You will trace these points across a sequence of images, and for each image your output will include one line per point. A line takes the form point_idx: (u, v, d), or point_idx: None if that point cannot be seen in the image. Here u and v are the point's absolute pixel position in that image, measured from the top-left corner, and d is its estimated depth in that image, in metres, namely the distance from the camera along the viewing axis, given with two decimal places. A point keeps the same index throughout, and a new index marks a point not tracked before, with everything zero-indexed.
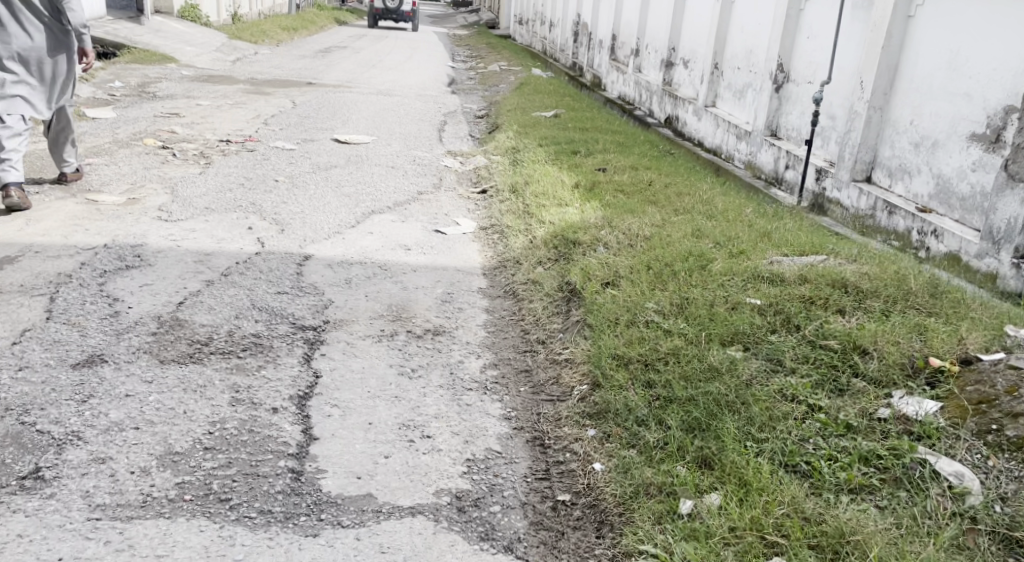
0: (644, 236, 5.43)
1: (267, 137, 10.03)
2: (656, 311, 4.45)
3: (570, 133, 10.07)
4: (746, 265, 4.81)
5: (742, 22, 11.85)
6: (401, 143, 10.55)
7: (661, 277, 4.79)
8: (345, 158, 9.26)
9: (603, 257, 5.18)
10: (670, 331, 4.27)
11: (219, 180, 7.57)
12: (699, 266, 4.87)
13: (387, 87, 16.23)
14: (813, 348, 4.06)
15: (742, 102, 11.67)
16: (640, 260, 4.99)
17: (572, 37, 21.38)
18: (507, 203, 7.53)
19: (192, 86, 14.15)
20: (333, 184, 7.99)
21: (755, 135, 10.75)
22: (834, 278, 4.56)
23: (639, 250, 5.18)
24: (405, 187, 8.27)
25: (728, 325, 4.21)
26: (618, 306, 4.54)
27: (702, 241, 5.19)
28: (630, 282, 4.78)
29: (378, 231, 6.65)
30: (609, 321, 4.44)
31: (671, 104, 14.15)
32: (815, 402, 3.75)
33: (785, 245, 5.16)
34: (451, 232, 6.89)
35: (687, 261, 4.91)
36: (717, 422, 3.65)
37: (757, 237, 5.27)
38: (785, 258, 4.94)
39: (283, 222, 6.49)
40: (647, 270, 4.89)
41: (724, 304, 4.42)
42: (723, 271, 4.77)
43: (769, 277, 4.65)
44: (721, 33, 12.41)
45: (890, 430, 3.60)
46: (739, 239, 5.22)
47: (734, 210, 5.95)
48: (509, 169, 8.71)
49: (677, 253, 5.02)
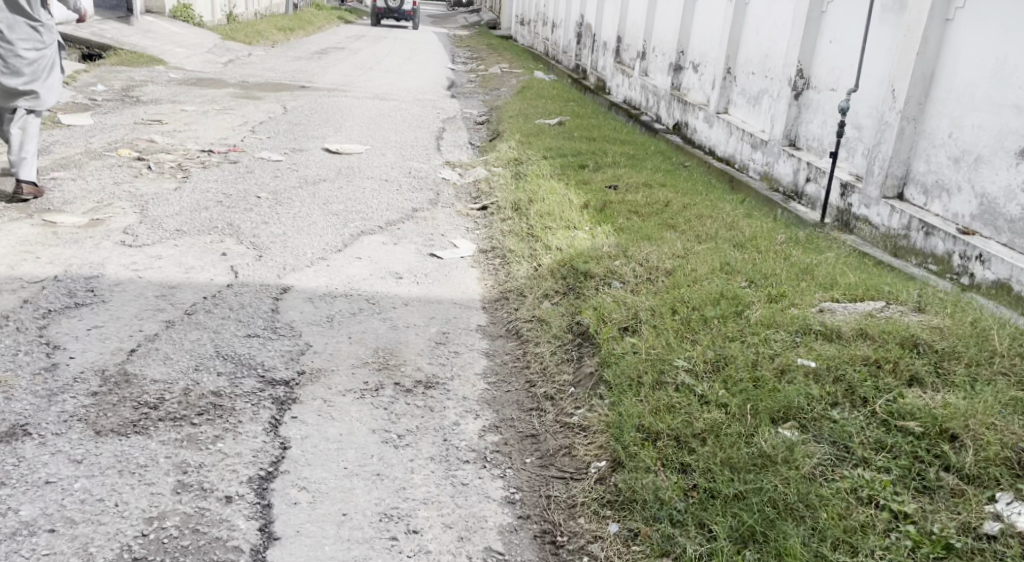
0: (665, 269, 4.81)
1: (253, 147, 9.43)
2: (688, 370, 3.86)
3: (575, 143, 9.50)
4: (791, 314, 4.19)
5: (757, 25, 11.21)
6: (396, 152, 9.96)
7: (690, 324, 4.18)
8: (336, 171, 8.66)
9: (620, 295, 4.56)
10: (707, 399, 3.69)
11: (196, 198, 6.98)
12: (734, 312, 4.27)
13: (383, 91, 15.62)
14: (889, 432, 3.47)
15: (757, 109, 11.05)
16: (664, 302, 4.38)
17: (576, 39, 20.74)
18: (510, 223, 6.93)
19: (179, 90, 13.54)
20: (320, 201, 7.39)
21: (772, 144, 10.13)
22: (902, 335, 3.94)
23: (661, 287, 4.57)
24: (399, 204, 7.66)
25: (778, 397, 3.63)
26: (642, 361, 3.95)
27: (734, 279, 4.58)
28: (653, 329, 4.17)
29: (367, 256, 6.04)
30: (631, 380, 3.86)
31: (680, 110, 13.54)
32: (899, 508, 3.16)
33: (833, 286, 4.54)
34: (448, 256, 6.30)
35: (720, 304, 4.30)
36: (778, 535, 3.09)
37: (797, 274, 4.66)
38: (837, 304, 4.33)
39: (262, 246, 5.89)
40: (673, 314, 4.29)
41: (772, 365, 3.82)
42: (764, 320, 4.15)
43: (822, 331, 4.04)
44: (735, 36, 11.77)
45: (1002, 552, 3.01)
46: (777, 275, 4.62)
47: (763, 237, 5.33)
48: (512, 184, 8.11)
49: (707, 293, 4.41)
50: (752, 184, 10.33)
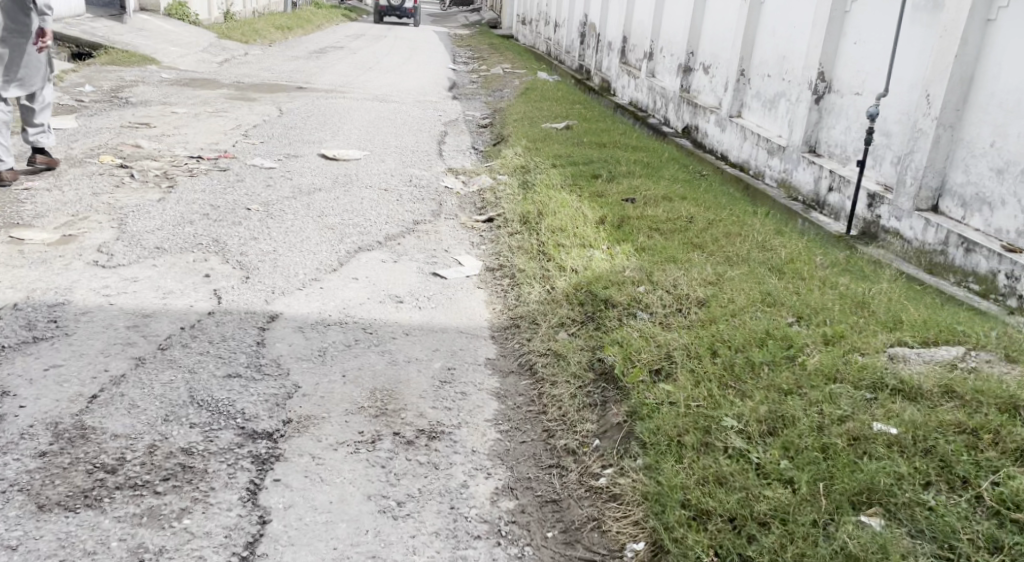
0: (698, 298, 4.32)
1: (245, 152, 8.94)
2: (739, 432, 3.42)
3: (585, 149, 9.03)
4: (856, 363, 3.74)
5: (773, 26, 10.70)
6: (396, 158, 9.47)
7: (734, 371, 3.74)
8: (332, 179, 8.15)
9: (649, 330, 4.09)
10: (765, 471, 3.26)
11: (181, 210, 6.48)
12: (785, 357, 3.81)
13: (383, 92, 15.12)
14: (1001, 525, 3.01)
15: (773, 113, 10.53)
16: (703, 342, 3.92)
17: (579, 39, 20.26)
18: (520, 238, 6.42)
19: (170, 91, 13.02)
20: (316, 213, 6.89)
21: (791, 150, 9.61)
22: (996, 394, 3.49)
23: (696, 323, 4.11)
24: (399, 216, 7.17)
25: (856, 475, 3.18)
26: (681, 417, 3.51)
27: (780, 314, 4.13)
28: (691, 375, 3.73)
29: (364, 277, 5.55)
30: (670, 440, 3.44)
31: (691, 113, 13.02)
32: None
33: (899, 325, 4.07)
34: (452, 276, 5.82)
35: (765, 348, 3.84)
36: None
37: (850, 308, 4.21)
38: (911, 351, 3.87)
39: (250, 266, 5.40)
40: (712, 358, 3.84)
41: (842, 432, 3.38)
42: (822, 369, 3.70)
43: (900, 389, 3.59)
44: (749, 37, 11.27)
45: None
46: (828, 310, 4.16)
47: (802, 260, 4.86)
48: (520, 195, 7.62)
49: (748, 332, 3.96)
50: (769, 192, 9.81)
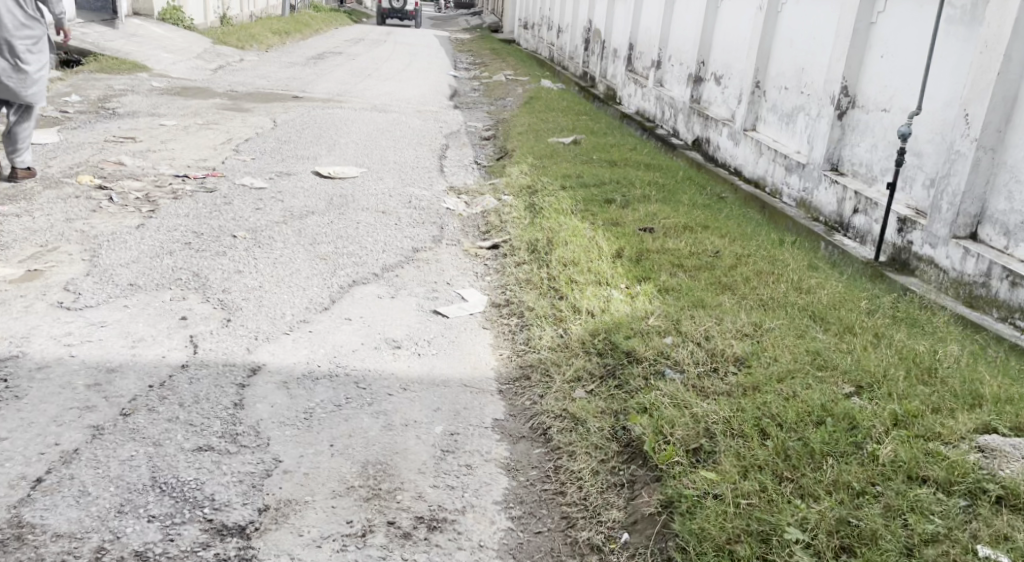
0: (734, 355, 4.02)
1: (234, 170, 8.47)
2: (806, 543, 3.07)
3: (595, 168, 8.55)
4: (930, 451, 3.40)
5: (791, 37, 10.22)
6: (394, 176, 9.00)
7: (789, 456, 3.41)
8: (327, 200, 7.67)
9: (687, 398, 3.75)
10: None
11: (161, 239, 6.01)
12: (853, 443, 3.47)
13: (381, 101, 14.64)
14: None
15: (791, 127, 10.03)
16: (749, 417, 3.60)
17: (582, 45, 19.80)
18: (529, 270, 5.95)
19: (160, 101, 12.53)
20: (307, 241, 6.41)
21: (812, 168, 9.10)
22: None
23: (742, 393, 3.77)
24: (397, 243, 6.70)
25: None
26: (727, 518, 3.19)
27: (836, 384, 3.81)
28: (736, 462, 3.39)
29: (358, 316, 5.08)
30: (717, 548, 3.11)
31: (701, 125, 12.53)
32: None
33: (973, 397, 3.73)
34: (454, 315, 5.35)
35: (824, 427, 3.54)
36: None
37: (913, 376, 3.88)
38: (1005, 441, 3.46)
39: (232, 307, 4.92)
40: (761, 438, 3.52)
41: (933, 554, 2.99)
42: (894, 459, 3.36)
43: (1000, 496, 3.19)
44: (764, 48, 10.79)
45: None
46: (891, 378, 3.84)
47: (849, 307, 4.49)
48: (527, 220, 7.15)
49: (800, 406, 3.65)
50: (787, 212, 9.31)
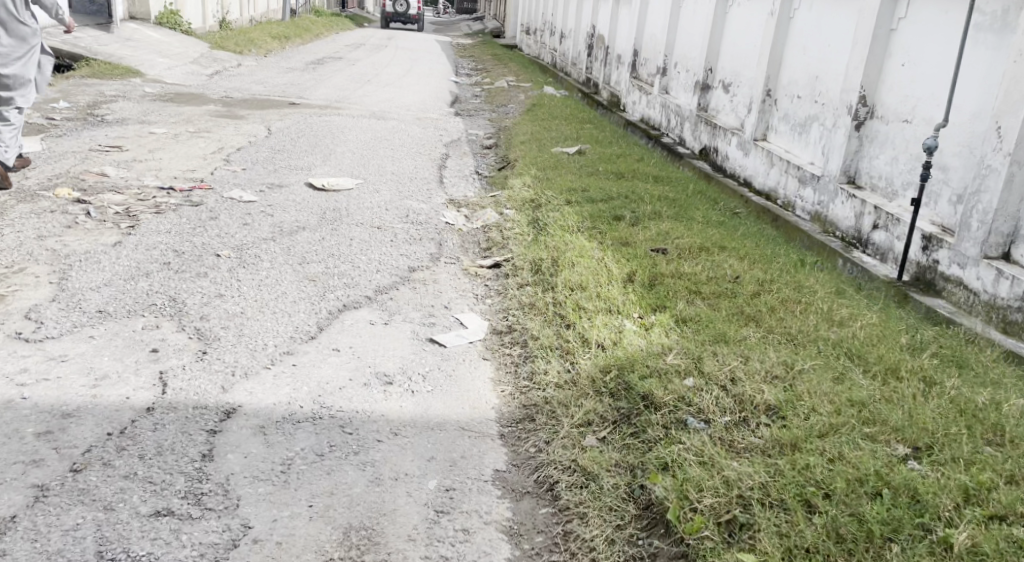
0: (766, 405, 3.74)
1: (223, 181, 8.07)
2: None
3: (601, 181, 8.15)
4: (1010, 536, 3.08)
5: (805, 43, 9.80)
6: (391, 188, 8.59)
7: (840, 537, 3.12)
8: (319, 214, 7.27)
9: (717, 456, 3.46)
10: None
11: (139, 257, 5.61)
12: (919, 525, 3.15)
13: (380, 108, 14.24)
14: None
15: (804, 137, 9.61)
16: (792, 487, 3.31)
17: (585, 51, 19.40)
18: (534, 294, 5.55)
19: (151, 107, 12.12)
20: (296, 260, 6.01)
21: (827, 180, 8.69)
22: None
23: (785, 452, 3.48)
24: (392, 262, 6.29)
25: None
26: None
27: (890, 446, 3.53)
28: (779, 542, 3.11)
29: (347, 347, 4.66)
30: None
31: (709, 134, 12.12)
32: None
33: None
34: (452, 344, 4.93)
35: (879, 500, 3.25)
36: None
37: (972, 435, 3.58)
38: None
39: (210, 337, 4.51)
40: (807, 512, 3.23)
41: None
42: (970, 546, 3.04)
43: None
44: (776, 55, 10.37)
45: None
46: (954, 440, 3.55)
47: (891, 347, 4.17)
48: (530, 237, 6.75)
49: (851, 472, 3.35)
50: (801, 227, 8.91)
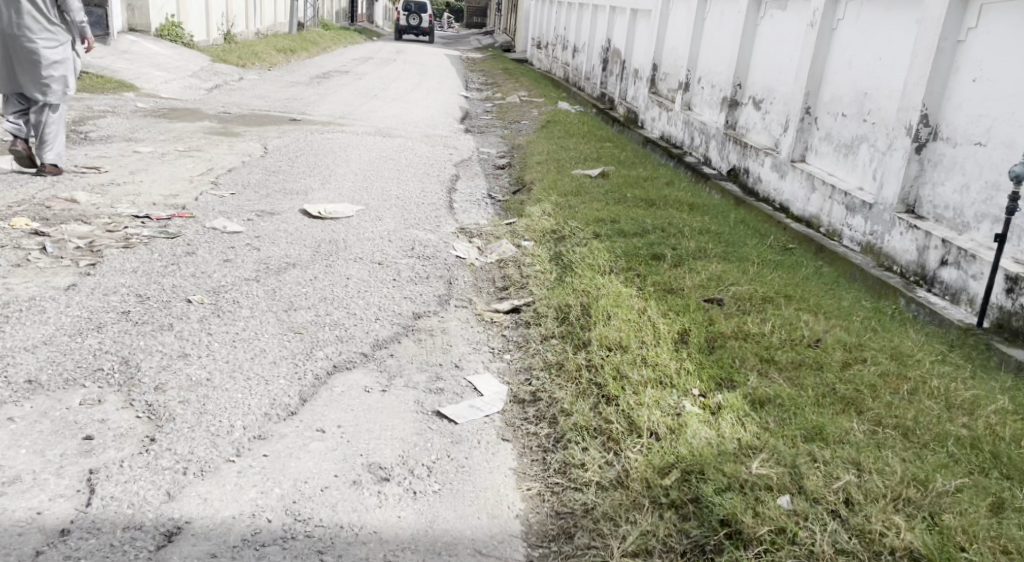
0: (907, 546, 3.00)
1: (206, 208, 7.19)
2: None
3: (632, 210, 7.23)
4: None
5: (852, 56, 8.88)
6: (396, 215, 7.71)
7: None
8: (312, 248, 6.38)
9: None
10: None
11: (93, 304, 4.74)
12: None
13: (386, 125, 13.36)
14: None
15: (851, 160, 8.69)
16: None
17: (600, 65, 18.56)
18: (564, 353, 4.65)
19: (140, 123, 11.27)
20: (281, 306, 5.12)
21: (880, 209, 7.52)
22: None
23: None
24: (393, 307, 5.39)
25: None
26: None
27: None
28: None
29: (334, 426, 3.75)
30: None
31: (738, 153, 11.20)
32: None
33: None
34: (465, 419, 4.02)
35: None
36: None
37: None
38: None
39: (164, 415, 3.62)
40: None
41: None
42: None
43: None
44: (817, 69, 9.46)
45: None
46: None
47: None
48: (553, 277, 5.87)
49: None
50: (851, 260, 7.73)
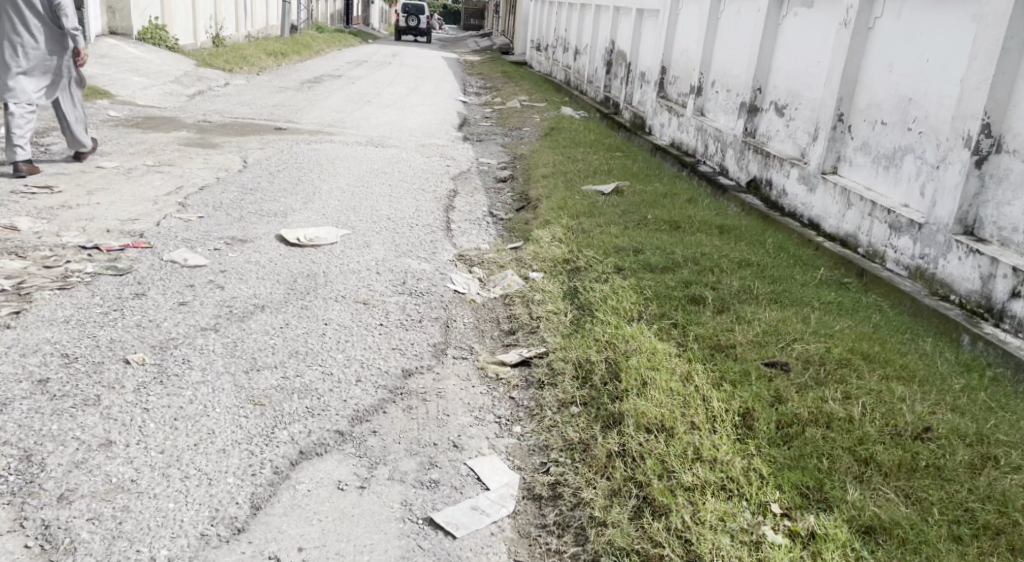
0: None
1: (168, 234, 6.25)
2: None
3: (655, 236, 6.32)
4: None
5: (895, 46, 6.83)
6: (386, 241, 6.77)
7: None
8: (287, 285, 5.47)
9: None
10: None
11: (4, 371, 3.83)
12: None
13: (379, 133, 12.43)
14: None
15: (894, 173, 6.73)
16: None
17: (603, 68, 17.65)
18: (591, 430, 3.72)
19: (110, 134, 10.33)
20: (243, 366, 4.20)
21: (933, 228, 6.06)
22: None
23: None
24: (379, 363, 4.47)
25: None
26: None
27: None
28: None
29: (294, 550, 3.06)
30: None
31: (761, 162, 9.77)
32: None
33: None
34: (467, 531, 3.21)
35: None
36: None
37: None
38: None
39: (63, 544, 2.97)
40: None
41: None
42: None
43: None
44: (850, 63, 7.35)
45: None
46: None
47: None
48: (570, 323, 4.95)
49: None
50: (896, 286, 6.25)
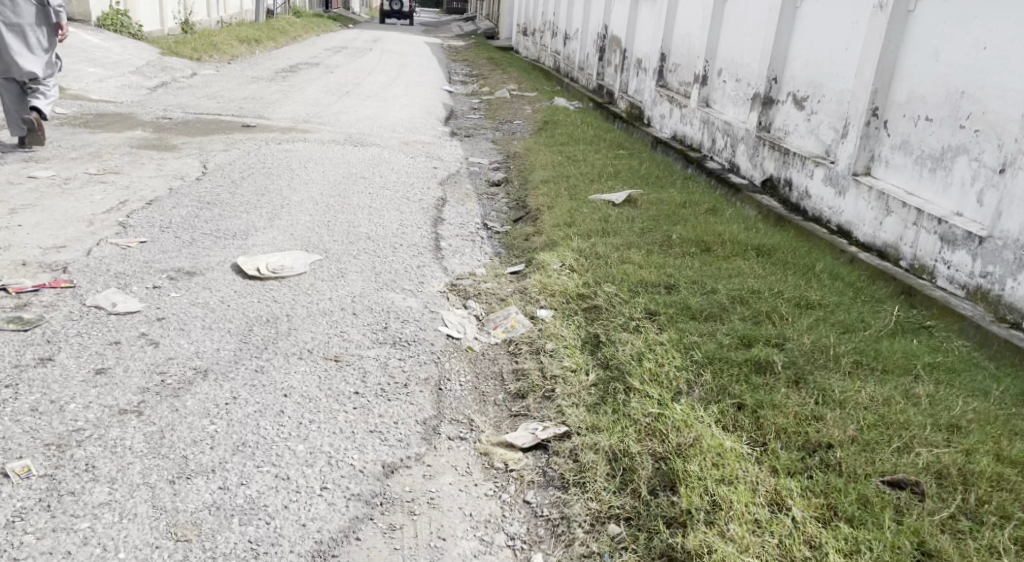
0: None
1: (98, 265, 5.15)
2: None
3: (685, 263, 5.27)
4: None
5: (947, 24, 5.37)
6: (363, 267, 5.67)
7: None
8: (241, 336, 4.38)
9: None
10: None
11: None
12: None
13: (358, 130, 11.30)
14: None
15: (943, 177, 5.36)
16: None
17: (596, 53, 16.52)
18: None
19: (53, 135, 9.18)
20: (168, 473, 3.21)
21: (997, 243, 4.89)
22: None
23: None
24: (352, 458, 3.42)
25: None
26: None
27: None
28: None
29: None
30: None
31: (777, 159, 8.15)
32: None
33: None
34: None
35: None
36: None
37: None
38: None
39: None
40: None
41: None
42: None
43: None
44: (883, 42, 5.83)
45: None
46: None
47: None
48: (599, 387, 3.89)
49: None
50: (949, 302, 5.01)
